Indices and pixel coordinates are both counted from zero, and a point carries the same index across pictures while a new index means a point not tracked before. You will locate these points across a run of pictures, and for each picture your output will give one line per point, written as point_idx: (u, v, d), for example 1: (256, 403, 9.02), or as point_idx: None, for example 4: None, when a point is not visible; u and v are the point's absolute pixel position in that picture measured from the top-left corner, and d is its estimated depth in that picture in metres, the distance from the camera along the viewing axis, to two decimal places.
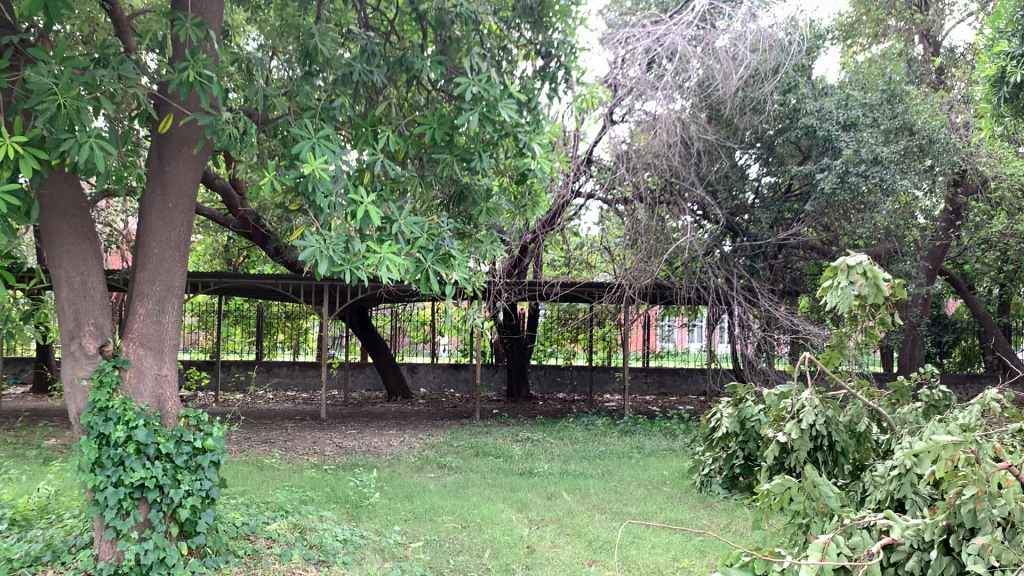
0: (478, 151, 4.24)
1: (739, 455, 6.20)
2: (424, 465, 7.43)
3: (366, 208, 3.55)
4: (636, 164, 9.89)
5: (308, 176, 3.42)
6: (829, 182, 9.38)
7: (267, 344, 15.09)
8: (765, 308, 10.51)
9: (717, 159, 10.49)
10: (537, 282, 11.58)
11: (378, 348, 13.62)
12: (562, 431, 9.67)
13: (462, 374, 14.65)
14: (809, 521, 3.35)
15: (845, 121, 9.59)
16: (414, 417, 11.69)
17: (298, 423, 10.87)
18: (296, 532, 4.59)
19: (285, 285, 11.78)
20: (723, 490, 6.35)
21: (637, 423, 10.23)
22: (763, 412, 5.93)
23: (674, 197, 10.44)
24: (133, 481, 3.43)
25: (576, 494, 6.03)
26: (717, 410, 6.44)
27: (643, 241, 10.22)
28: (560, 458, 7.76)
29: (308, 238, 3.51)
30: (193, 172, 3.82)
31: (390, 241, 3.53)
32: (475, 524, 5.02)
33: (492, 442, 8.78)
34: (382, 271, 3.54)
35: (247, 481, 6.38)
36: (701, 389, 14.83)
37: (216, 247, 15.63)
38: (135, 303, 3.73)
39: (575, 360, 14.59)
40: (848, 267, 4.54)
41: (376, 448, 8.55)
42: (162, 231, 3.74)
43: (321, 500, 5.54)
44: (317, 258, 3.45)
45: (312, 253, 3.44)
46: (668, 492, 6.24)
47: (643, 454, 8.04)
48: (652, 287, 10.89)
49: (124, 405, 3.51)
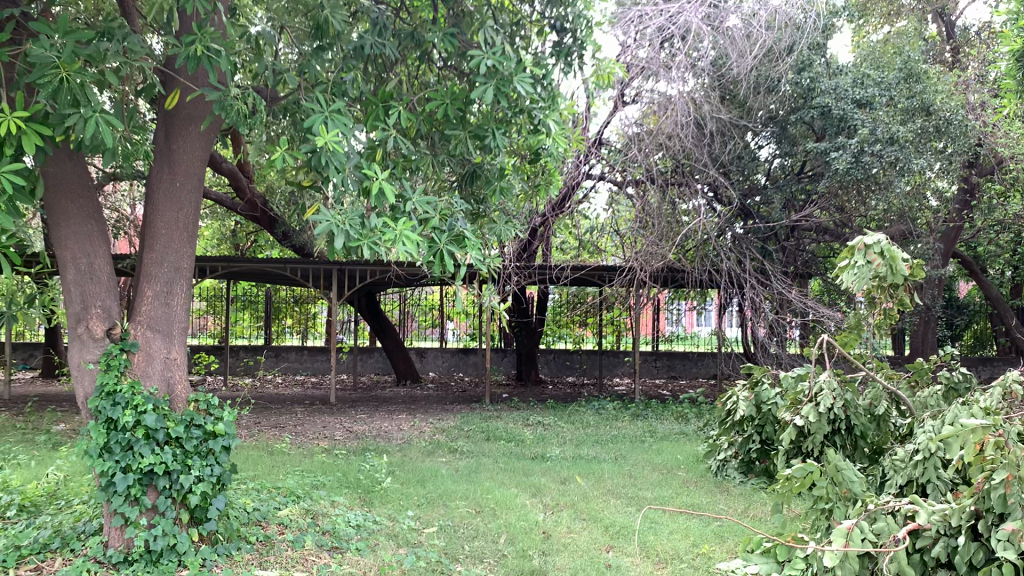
0: (491, 129, 4.13)
1: (755, 439, 6.09)
2: (435, 449, 7.37)
3: (382, 182, 3.46)
4: (649, 146, 9.89)
5: (321, 150, 3.32)
6: (844, 161, 9.24)
7: (276, 329, 15.03)
8: (778, 292, 10.40)
9: (729, 140, 10.37)
10: (547, 266, 11.47)
11: (387, 332, 13.56)
12: (573, 415, 9.60)
13: (471, 358, 14.58)
14: (831, 506, 3.25)
15: (861, 99, 9.49)
16: (424, 401, 11.65)
17: (307, 407, 10.84)
18: (308, 517, 4.53)
19: (294, 269, 11.68)
20: (740, 475, 6.25)
21: (649, 406, 10.15)
22: (780, 395, 5.84)
23: (686, 177, 10.37)
24: (141, 467, 3.35)
25: (590, 478, 5.95)
26: (733, 393, 6.34)
27: (654, 223, 10.12)
28: (571, 442, 7.69)
29: (322, 214, 3.41)
30: (201, 150, 3.73)
31: (408, 218, 3.44)
32: (489, 509, 4.95)
33: (503, 426, 8.71)
34: (400, 247, 3.45)
35: (258, 466, 6.32)
36: (712, 372, 14.72)
37: (223, 232, 15.57)
38: (143, 285, 3.64)
39: (584, 344, 14.52)
40: (865, 247, 4.41)
41: (387, 433, 8.50)
42: (170, 211, 3.65)
43: (333, 485, 5.47)
44: (332, 235, 3.36)
45: (327, 228, 3.35)
46: (683, 476, 6.16)
47: (656, 438, 7.97)
48: (664, 269, 10.77)
49: (132, 389, 3.42)
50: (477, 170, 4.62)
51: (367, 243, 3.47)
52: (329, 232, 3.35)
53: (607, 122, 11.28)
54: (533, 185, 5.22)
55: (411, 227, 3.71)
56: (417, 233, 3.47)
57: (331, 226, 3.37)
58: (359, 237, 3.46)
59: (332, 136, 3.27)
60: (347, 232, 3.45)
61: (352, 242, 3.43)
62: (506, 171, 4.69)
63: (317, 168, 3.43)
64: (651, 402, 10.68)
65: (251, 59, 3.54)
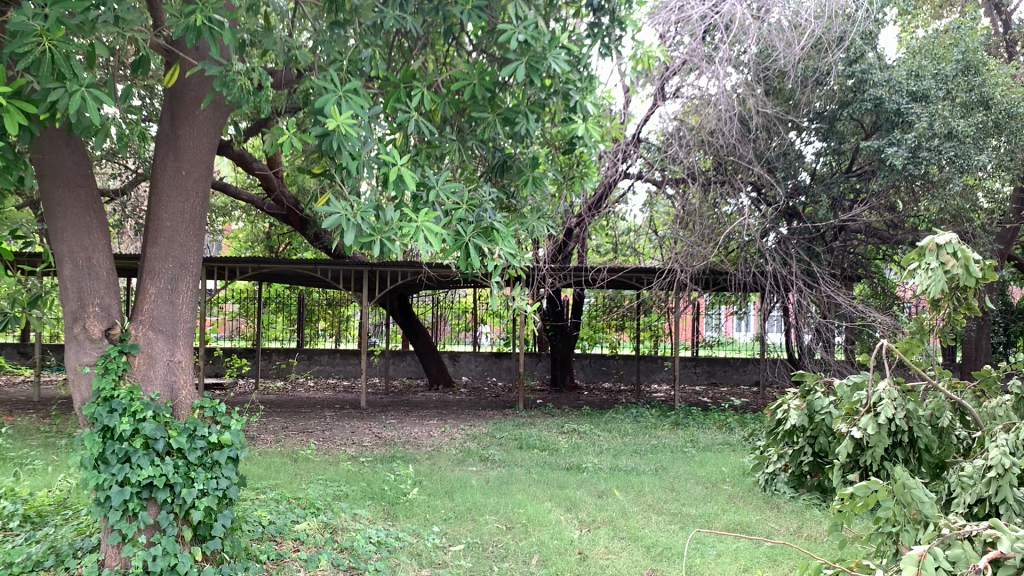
0: (523, 112, 3.86)
1: (807, 452, 5.67)
2: (466, 457, 7.06)
3: (401, 170, 3.20)
4: (691, 143, 9.60)
5: (333, 133, 3.03)
6: (901, 157, 8.75)
7: (309, 331, 14.84)
8: (826, 295, 9.94)
9: (775, 136, 9.95)
10: (583, 268, 11.10)
11: (419, 335, 13.28)
12: (610, 423, 9.21)
13: (505, 363, 14.24)
14: (899, 531, 2.63)
15: (916, 93, 9.01)
16: (456, 406, 11.35)
17: (337, 412, 10.60)
18: (327, 532, 4.24)
19: (324, 270, 11.44)
20: (791, 491, 5.81)
21: (690, 414, 9.73)
22: (834, 405, 5.46)
23: (729, 174, 10.00)
24: (139, 480, 3.07)
25: (629, 492, 5.58)
26: (783, 402, 5.94)
27: (695, 223, 9.73)
28: (609, 451, 7.31)
29: (334, 204, 3.14)
30: (209, 136, 3.46)
31: (429, 211, 3.18)
32: (520, 525, 4.61)
33: (537, 434, 8.36)
34: (420, 242, 3.20)
35: (280, 474, 6.06)
36: (755, 379, 14.20)
37: (257, 233, 15.46)
38: (146, 282, 3.37)
39: (621, 348, 14.14)
40: (937, 247, 3.99)
41: (417, 439, 8.20)
42: (175, 202, 3.39)
43: (355, 496, 5.18)
44: (346, 227, 3.09)
45: (339, 220, 3.07)
46: (730, 490, 5.76)
47: (699, 448, 7.56)
48: (705, 271, 10.36)
49: (130, 395, 3.15)
50: (507, 160, 4.49)
51: (383, 238, 3.21)
52: (343, 224, 3.08)
53: (646, 118, 10.92)
54: (568, 177, 4.94)
55: (431, 219, 3.46)
56: (440, 228, 3.22)
57: (347, 218, 3.11)
58: (374, 231, 3.19)
59: (346, 117, 2.99)
60: (361, 226, 3.19)
61: (367, 237, 3.18)
62: (539, 162, 4.49)
63: (330, 154, 3.16)
64: (692, 409, 10.26)
65: (260, 34, 3.26)
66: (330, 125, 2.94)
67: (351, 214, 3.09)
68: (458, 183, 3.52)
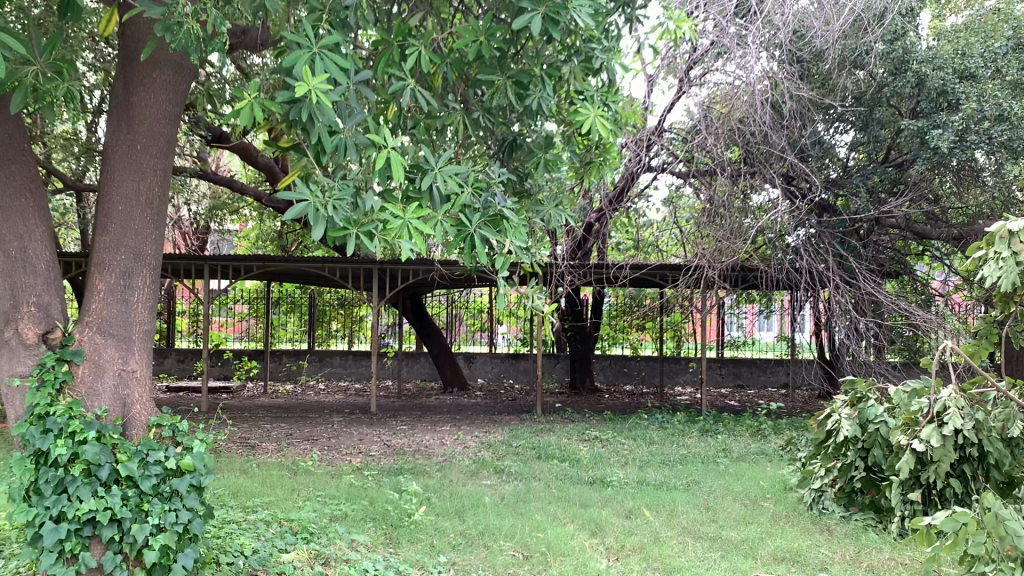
0: (538, 79, 3.60)
1: (858, 467, 5.07)
2: (479, 469, 6.53)
3: (388, 152, 2.78)
4: (720, 132, 8.99)
5: (303, 100, 2.57)
6: (946, 140, 8.09)
7: (321, 333, 14.32)
8: (865, 293, 9.30)
9: (809, 123, 9.31)
10: (604, 265, 10.51)
11: (433, 337, 12.76)
12: (634, 429, 8.64)
13: (522, 365, 13.67)
14: None
15: (963, 72, 8.34)
16: (471, 411, 10.83)
17: (346, 417, 10.09)
18: (317, 563, 3.73)
19: (333, 269, 10.92)
20: (841, 511, 5.18)
21: (720, 420, 9.15)
22: (891, 414, 4.92)
23: (758, 165, 9.35)
24: (78, 515, 2.55)
25: (660, 511, 5.01)
26: (832, 410, 5.34)
27: (723, 218, 9.17)
28: (634, 463, 6.74)
29: (303, 191, 2.76)
30: (169, 106, 2.95)
31: (415, 205, 2.82)
32: (539, 554, 4.06)
33: (556, 442, 7.81)
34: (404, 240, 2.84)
35: (275, 489, 5.54)
36: (783, 382, 13.59)
37: (268, 232, 15.04)
38: (95, 277, 2.86)
39: (642, 349, 13.58)
40: (1009, 234, 3.36)
41: (428, 448, 7.67)
42: (128, 181, 2.88)
43: (355, 517, 4.66)
44: (315, 220, 2.71)
45: (305, 212, 2.69)
46: (774, 509, 5.17)
47: (732, 459, 6.99)
48: (734, 268, 9.77)
49: (70, 412, 2.62)
50: (517, 140, 4.06)
51: (361, 233, 2.84)
52: (313, 216, 2.70)
53: (670, 106, 10.31)
54: (586, 161, 4.48)
55: (423, 210, 3.08)
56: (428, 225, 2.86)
57: (320, 208, 2.74)
58: (351, 226, 2.83)
59: (319, 81, 2.51)
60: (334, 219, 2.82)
61: (342, 232, 2.82)
62: (553, 142, 4.06)
63: (302, 125, 2.71)
64: (722, 415, 9.66)
65: None
66: (299, 92, 2.47)
67: (323, 206, 2.72)
68: (461, 167, 3.13)
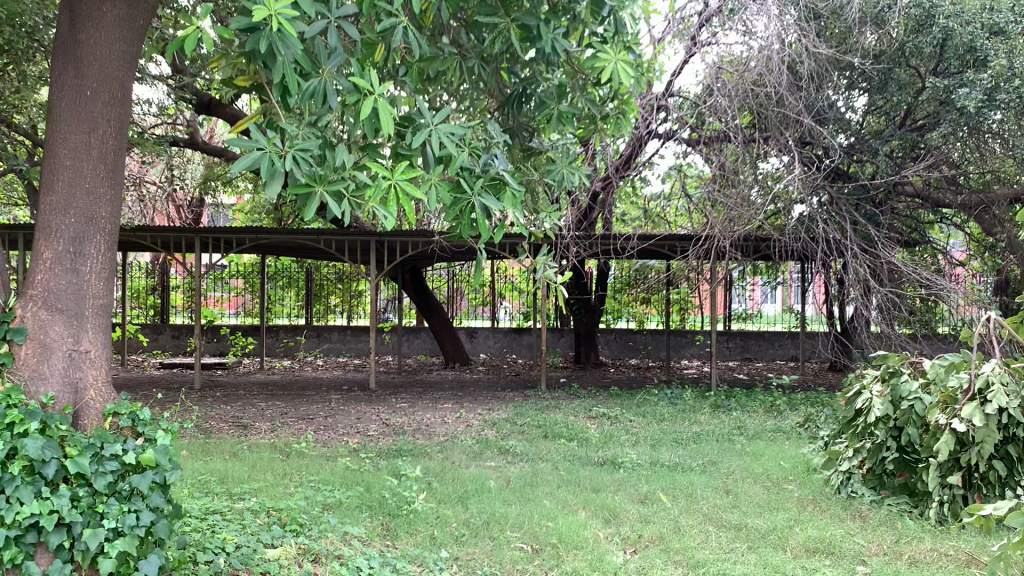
0: (543, 21, 3.26)
1: (890, 447, 4.69)
2: (483, 449, 6.18)
3: (375, 100, 2.42)
4: (733, 95, 8.56)
5: (263, 28, 2.34)
6: (973, 100, 7.67)
7: (319, 308, 13.97)
8: (884, 262, 8.91)
9: (826, 84, 8.87)
10: (610, 235, 10.09)
11: (434, 310, 12.41)
12: (643, 406, 8.30)
13: (526, 339, 13.33)
14: None
15: (991, 28, 7.90)
16: (473, 387, 10.50)
17: (343, 394, 9.74)
18: (305, 560, 3.39)
19: (328, 242, 10.51)
20: (872, 495, 4.83)
21: (732, 396, 8.80)
22: (926, 392, 4.55)
23: (773, 129, 8.93)
24: (19, 520, 2.21)
25: (679, 496, 4.67)
26: (862, 388, 4.97)
27: (735, 185, 8.77)
28: (646, 442, 6.40)
29: (260, 139, 2.48)
30: (123, 51, 2.68)
31: (397, 167, 2.54)
32: (550, 547, 3.73)
33: (563, 419, 7.46)
34: (386, 207, 2.56)
35: (266, 473, 5.20)
36: (792, 355, 13.25)
37: (262, 205, 14.64)
38: (41, 243, 2.62)
39: (648, 322, 13.23)
40: None
41: (428, 427, 7.33)
42: (76, 131, 2.60)
43: (350, 506, 4.33)
44: (271, 172, 2.44)
45: (259, 159, 2.43)
46: (800, 494, 4.83)
47: (748, 437, 6.65)
48: (746, 238, 9.38)
49: (9, 400, 2.32)
50: (525, 92, 3.82)
51: (327, 192, 2.56)
52: (269, 169, 2.44)
53: (678, 68, 9.87)
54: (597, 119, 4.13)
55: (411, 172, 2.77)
56: (413, 189, 2.56)
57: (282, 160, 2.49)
58: (315, 185, 2.54)
59: (282, 7, 2.29)
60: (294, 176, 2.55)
61: (304, 190, 2.54)
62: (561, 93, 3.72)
63: (266, 59, 2.47)
64: (734, 390, 9.31)
65: None
66: (257, 16, 2.25)
67: (282, 160, 2.45)
68: (457, 125, 2.81)
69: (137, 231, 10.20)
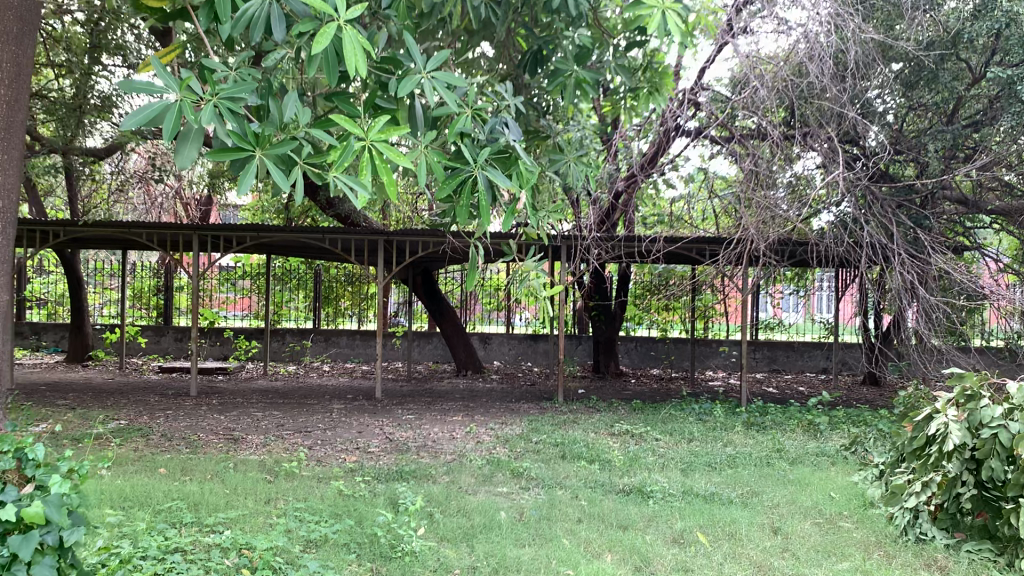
0: None
1: (967, 483, 3.98)
2: (494, 471, 5.56)
3: (334, 29, 2.23)
4: (772, 87, 7.91)
5: None
6: None
7: (328, 311, 13.38)
8: (933, 269, 8.14)
9: (872, 75, 8.19)
10: (635, 237, 9.37)
11: (445, 315, 11.79)
12: (670, 422, 7.63)
13: (541, 346, 12.69)
14: None
15: None
16: (485, 397, 9.86)
17: (346, 403, 9.11)
18: None
19: (334, 240, 9.90)
20: (945, 538, 4.13)
21: (767, 413, 8.10)
22: (1014, 416, 3.85)
23: (811, 126, 8.28)
24: None
25: (721, 538, 4.02)
26: (934, 412, 4.25)
27: (770, 183, 8.08)
28: (676, 465, 5.76)
29: (172, 84, 2.42)
30: (9, 81, 4.08)
31: (373, 126, 2.41)
32: None
33: (582, 437, 6.82)
34: (362, 173, 2.43)
35: (248, 498, 4.60)
36: (822, 367, 12.51)
37: (270, 204, 14.14)
38: None
39: (671, 330, 12.58)
40: None
41: (435, 443, 6.70)
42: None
43: (335, 547, 3.67)
44: (186, 132, 2.41)
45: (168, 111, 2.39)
46: (856, 539, 4.17)
47: (788, 461, 6.00)
48: (780, 242, 8.68)
49: None
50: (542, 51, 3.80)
51: (267, 155, 2.53)
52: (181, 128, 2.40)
53: (710, 61, 9.22)
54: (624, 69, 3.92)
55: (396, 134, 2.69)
56: (392, 152, 2.42)
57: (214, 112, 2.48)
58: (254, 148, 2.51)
59: None
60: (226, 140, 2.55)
61: (239, 152, 2.50)
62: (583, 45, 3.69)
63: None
64: (769, 406, 8.59)
65: None
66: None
67: (202, 116, 2.42)
68: (453, 77, 2.67)
69: (134, 227, 9.67)
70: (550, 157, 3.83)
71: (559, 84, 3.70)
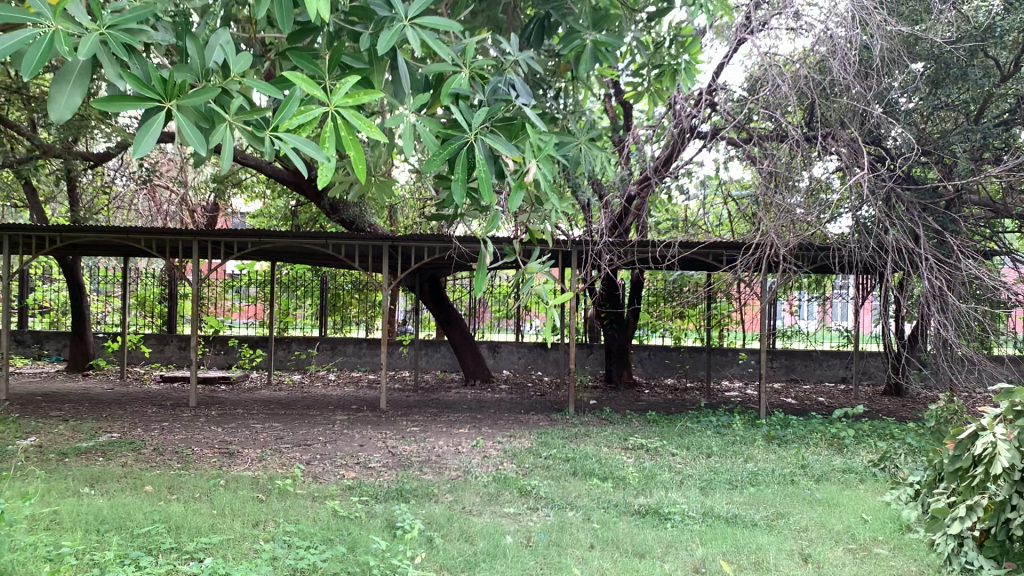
0: None
1: (1017, 507, 3.54)
2: (501, 489, 5.22)
3: None
4: (792, 85, 7.53)
5: None
6: None
7: (335, 319, 13.08)
8: (964, 275, 7.74)
9: (898, 72, 7.80)
10: (649, 243, 9.02)
11: (453, 323, 11.48)
12: (686, 435, 7.29)
13: (552, 355, 12.33)
14: None
15: None
16: (494, 408, 9.52)
17: (351, 415, 8.79)
18: None
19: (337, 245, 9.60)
20: (994, 568, 3.71)
21: (788, 425, 7.73)
22: None
23: (834, 126, 7.91)
24: None
25: (746, 569, 3.66)
26: (979, 427, 3.84)
27: (792, 187, 7.67)
28: (694, 483, 5.42)
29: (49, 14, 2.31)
30: None
31: (338, 91, 2.39)
32: None
33: (594, 452, 6.47)
34: (323, 144, 2.35)
35: (233, 520, 4.27)
36: (842, 376, 12.11)
37: (276, 210, 13.88)
38: None
39: (685, 338, 12.23)
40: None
41: (440, 458, 6.37)
42: None
43: None
44: (61, 72, 2.32)
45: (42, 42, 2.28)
46: (896, 570, 3.81)
47: (813, 478, 5.64)
48: (800, 247, 8.31)
49: None
50: (546, 24, 3.74)
51: (179, 107, 2.37)
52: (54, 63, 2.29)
53: (726, 60, 8.86)
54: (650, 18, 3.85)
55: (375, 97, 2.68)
56: (359, 119, 2.38)
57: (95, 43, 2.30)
58: (162, 99, 2.34)
59: None
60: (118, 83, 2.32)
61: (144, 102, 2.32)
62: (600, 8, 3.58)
63: None
64: (791, 418, 8.20)
65: None
66: None
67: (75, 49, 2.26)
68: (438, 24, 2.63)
69: (133, 234, 9.40)
70: (559, 140, 3.63)
71: (573, 49, 3.55)
